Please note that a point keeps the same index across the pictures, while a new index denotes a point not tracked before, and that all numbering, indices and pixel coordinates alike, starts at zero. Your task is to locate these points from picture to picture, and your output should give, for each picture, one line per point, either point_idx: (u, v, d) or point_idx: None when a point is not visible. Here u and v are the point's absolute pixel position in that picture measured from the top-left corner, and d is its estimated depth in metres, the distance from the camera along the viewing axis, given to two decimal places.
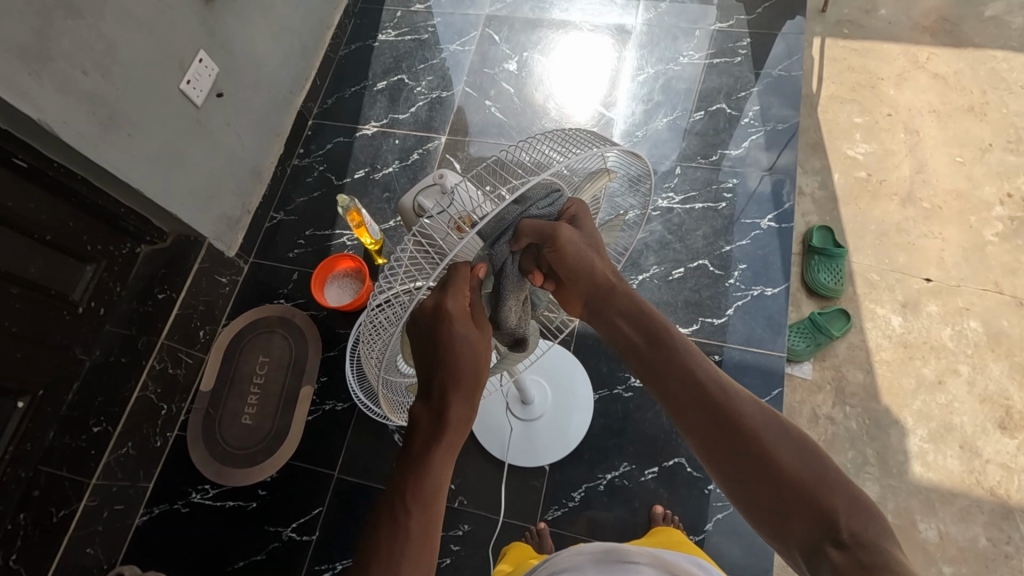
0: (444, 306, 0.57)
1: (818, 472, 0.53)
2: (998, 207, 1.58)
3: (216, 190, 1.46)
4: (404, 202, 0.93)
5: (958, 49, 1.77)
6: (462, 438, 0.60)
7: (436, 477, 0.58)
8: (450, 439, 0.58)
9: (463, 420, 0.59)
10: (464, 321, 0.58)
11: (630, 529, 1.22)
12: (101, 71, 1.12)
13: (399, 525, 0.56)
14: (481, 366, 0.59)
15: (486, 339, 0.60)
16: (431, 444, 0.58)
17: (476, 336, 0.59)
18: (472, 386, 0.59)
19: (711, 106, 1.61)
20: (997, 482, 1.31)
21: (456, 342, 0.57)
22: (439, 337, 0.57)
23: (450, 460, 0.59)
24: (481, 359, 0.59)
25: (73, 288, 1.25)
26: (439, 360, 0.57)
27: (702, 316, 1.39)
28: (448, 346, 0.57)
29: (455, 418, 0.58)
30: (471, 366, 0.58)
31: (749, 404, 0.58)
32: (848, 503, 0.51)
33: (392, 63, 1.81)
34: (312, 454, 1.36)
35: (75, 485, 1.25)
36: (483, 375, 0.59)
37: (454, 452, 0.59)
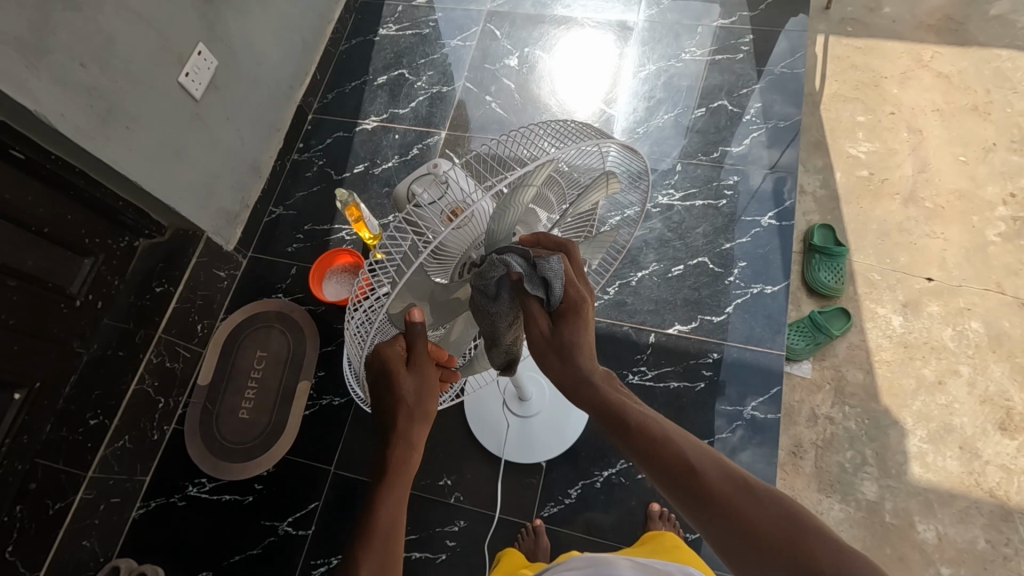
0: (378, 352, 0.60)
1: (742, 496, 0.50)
2: (1001, 208, 1.57)
3: (214, 184, 1.46)
4: (399, 190, 0.97)
5: (962, 48, 1.75)
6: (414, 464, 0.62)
7: (388, 508, 0.59)
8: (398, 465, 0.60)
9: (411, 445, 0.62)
10: (397, 362, 0.61)
11: (626, 527, 1.21)
12: (98, 64, 1.11)
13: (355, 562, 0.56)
14: (419, 399, 0.62)
15: (425, 376, 0.62)
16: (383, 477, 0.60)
17: (410, 378, 0.61)
18: (412, 415, 0.62)
19: (713, 104, 1.60)
20: (996, 483, 1.31)
21: (390, 381, 0.61)
22: (376, 379, 0.62)
23: (401, 492, 0.60)
24: (418, 393, 0.61)
25: (71, 282, 1.25)
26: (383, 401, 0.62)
27: (702, 314, 1.38)
28: (385, 385, 0.61)
29: (398, 451, 0.61)
30: (411, 399, 0.61)
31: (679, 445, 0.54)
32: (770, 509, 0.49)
33: (393, 58, 1.80)
34: (308, 450, 1.36)
35: (70, 479, 1.25)
36: (428, 404, 0.63)
37: (406, 481, 0.61)
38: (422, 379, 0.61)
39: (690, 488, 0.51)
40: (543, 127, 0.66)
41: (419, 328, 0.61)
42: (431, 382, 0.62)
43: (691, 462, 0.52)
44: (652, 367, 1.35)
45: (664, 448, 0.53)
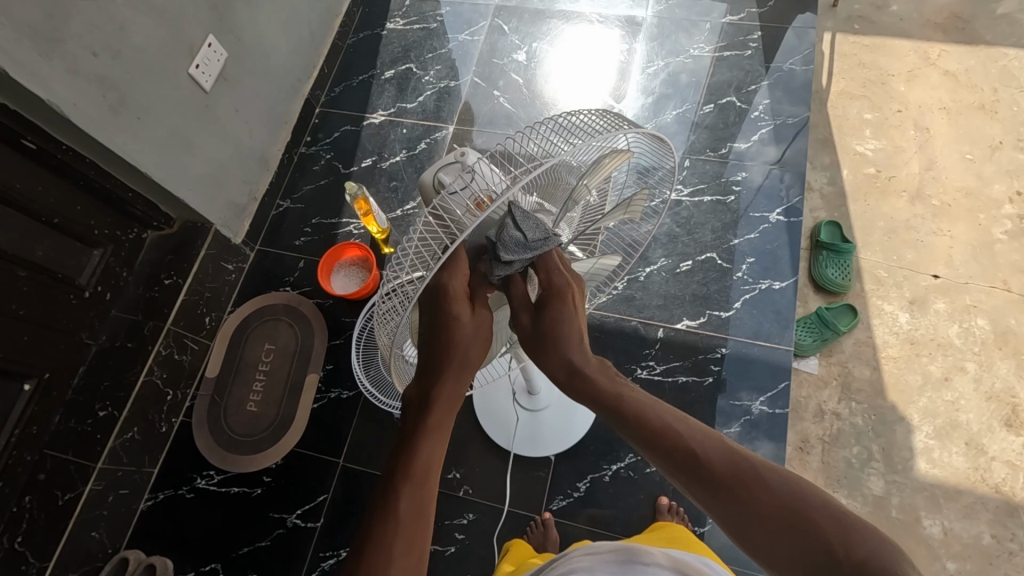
0: (445, 286, 0.60)
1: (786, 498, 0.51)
2: (1007, 206, 1.57)
3: (223, 177, 1.46)
4: (424, 180, 0.87)
5: (969, 46, 1.76)
6: (452, 418, 0.61)
7: (426, 456, 0.57)
8: (438, 415, 0.59)
9: (454, 395, 0.61)
10: (461, 300, 0.61)
11: (634, 520, 1.22)
12: (110, 53, 1.11)
13: (389, 508, 0.55)
14: (474, 346, 0.62)
15: (483, 324, 0.63)
16: (421, 418, 0.60)
17: (469, 318, 0.61)
18: (464, 362, 0.61)
19: (721, 100, 1.61)
20: (1002, 479, 1.31)
21: (453, 321, 0.60)
22: (436, 316, 0.61)
23: (439, 440, 0.59)
24: (473, 341, 0.61)
25: (80, 273, 1.24)
26: (437, 340, 0.61)
27: (709, 309, 1.39)
28: (444, 322, 0.60)
29: (443, 398, 0.60)
30: (466, 345, 0.61)
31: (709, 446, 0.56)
32: (834, 522, 0.49)
33: (401, 52, 1.80)
34: (317, 442, 1.36)
35: (80, 470, 1.25)
36: (477, 354, 0.62)
37: (446, 428, 0.60)
38: (480, 325, 0.62)
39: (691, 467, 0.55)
40: (561, 120, 0.63)
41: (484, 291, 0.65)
42: (486, 328, 0.63)
43: (693, 445, 0.56)
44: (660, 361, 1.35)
45: (664, 433, 0.58)
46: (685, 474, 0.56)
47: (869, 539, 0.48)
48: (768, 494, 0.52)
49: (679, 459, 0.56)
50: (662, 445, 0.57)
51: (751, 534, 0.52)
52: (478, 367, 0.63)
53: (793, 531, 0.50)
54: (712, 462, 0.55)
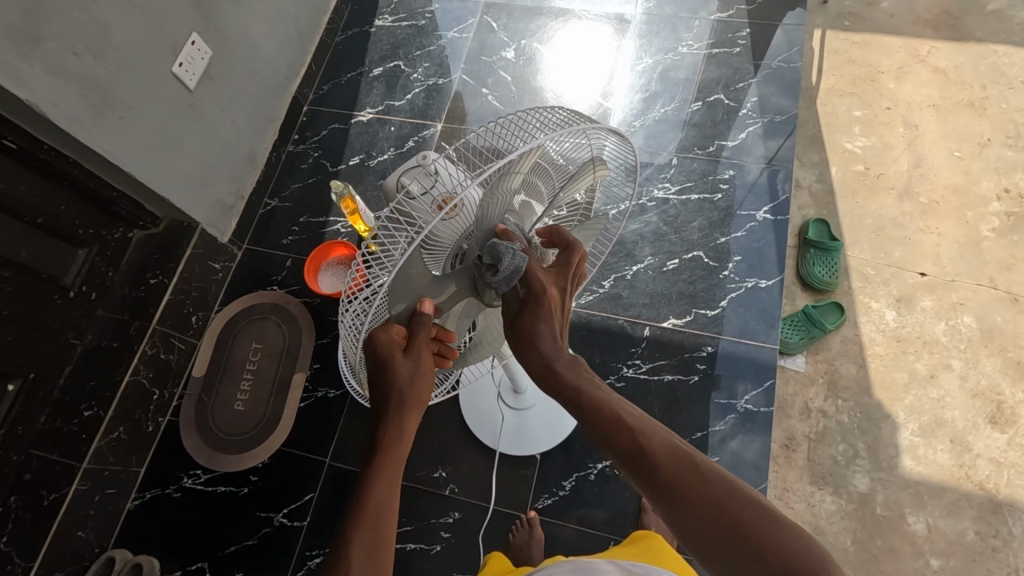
0: (375, 333, 0.61)
1: (724, 492, 0.52)
2: (994, 203, 1.58)
3: (209, 176, 1.45)
4: (390, 183, 1.00)
5: (959, 43, 1.76)
6: (402, 461, 0.61)
7: (375, 501, 0.58)
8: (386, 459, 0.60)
9: (397, 439, 0.61)
10: (392, 346, 0.61)
11: (618, 518, 1.22)
12: (93, 53, 1.10)
13: (339, 556, 0.55)
14: (413, 388, 0.62)
15: (423, 364, 0.62)
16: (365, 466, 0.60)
17: (407, 364, 0.61)
18: (404, 401, 0.61)
19: (710, 97, 1.60)
20: (987, 476, 1.32)
21: (386, 365, 0.61)
22: (371, 363, 0.62)
23: (388, 483, 0.59)
24: (410, 382, 0.61)
25: (65, 273, 1.24)
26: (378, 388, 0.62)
27: (696, 308, 1.39)
28: (379, 370, 0.61)
29: (387, 446, 0.61)
30: (404, 383, 0.61)
31: (652, 433, 0.57)
32: (762, 518, 0.50)
33: (389, 49, 1.79)
34: (304, 441, 1.36)
35: (65, 470, 1.25)
36: (418, 392, 0.62)
37: (398, 472, 0.60)
38: (419, 368, 0.62)
39: (633, 458, 0.56)
40: (522, 113, 0.63)
41: (426, 318, 0.63)
42: (428, 369, 0.63)
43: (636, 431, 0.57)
44: (646, 360, 1.35)
45: (620, 428, 0.58)
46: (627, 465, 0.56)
47: (790, 536, 0.49)
48: (707, 489, 0.53)
49: (623, 450, 0.57)
50: (608, 433, 0.58)
51: (686, 534, 0.53)
52: (421, 406, 0.63)
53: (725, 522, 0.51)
54: (653, 452, 0.56)
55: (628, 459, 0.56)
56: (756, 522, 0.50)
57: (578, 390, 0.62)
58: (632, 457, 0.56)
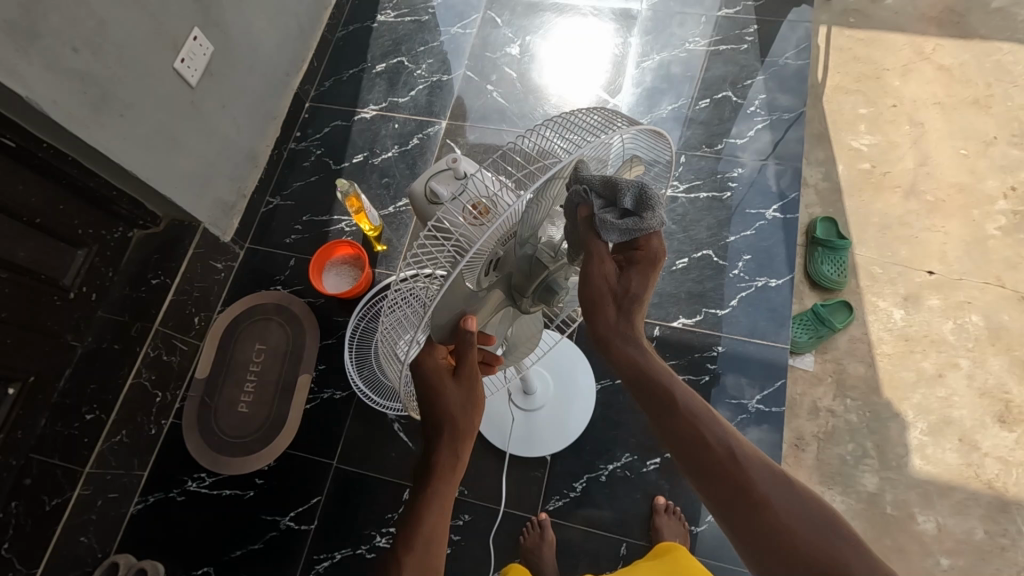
0: (420, 362, 0.62)
1: (818, 526, 0.53)
2: (1000, 201, 1.58)
3: (210, 174, 1.43)
4: (415, 189, 0.96)
5: (963, 41, 1.76)
6: (455, 486, 0.61)
7: (428, 525, 0.58)
8: (436, 484, 0.59)
9: (451, 466, 0.60)
10: (440, 372, 0.61)
11: (629, 520, 1.21)
12: (91, 49, 1.07)
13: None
14: (463, 412, 0.61)
15: (472, 390, 0.61)
16: (420, 491, 0.60)
17: (455, 389, 0.61)
18: (456, 430, 0.60)
19: (716, 95, 1.59)
20: (994, 475, 1.32)
21: (434, 393, 0.61)
22: (419, 391, 0.62)
23: (440, 507, 0.60)
24: (457, 409, 0.60)
25: (64, 274, 1.21)
26: (428, 414, 0.61)
27: (706, 307, 1.38)
28: (428, 396, 0.61)
29: (438, 470, 0.60)
30: (451, 411, 0.60)
31: (746, 456, 0.57)
32: (853, 557, 0.51)
33: (391, 45, 1.76)
34: (310, 443, 1.35)
35: (67, 475, 1.22)
36: (467, 419, 0.61)
37: (449, 497, 0.61)
38: (469, 390, 0.61)
39: (726, 474, 0.56)
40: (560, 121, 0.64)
41: (471, 335, 0.61)
42: (479, 392, 0.62)
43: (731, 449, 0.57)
44: None
45: (711, 439, 0.58)
46: (706, 473, 0.57)
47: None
48: (798, 520, 0.53)
49: (716, 464, 0.57)
50: (701, 445, 0.58)
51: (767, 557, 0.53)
52: (472, 432, 0.62)
53: (819, 554, 0.51)
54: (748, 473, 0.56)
55: (720, 473, 0.56)
56: (848, 557, 0.51)
57: (669, 389, 0.60)
58: (723, 474, 0.56)
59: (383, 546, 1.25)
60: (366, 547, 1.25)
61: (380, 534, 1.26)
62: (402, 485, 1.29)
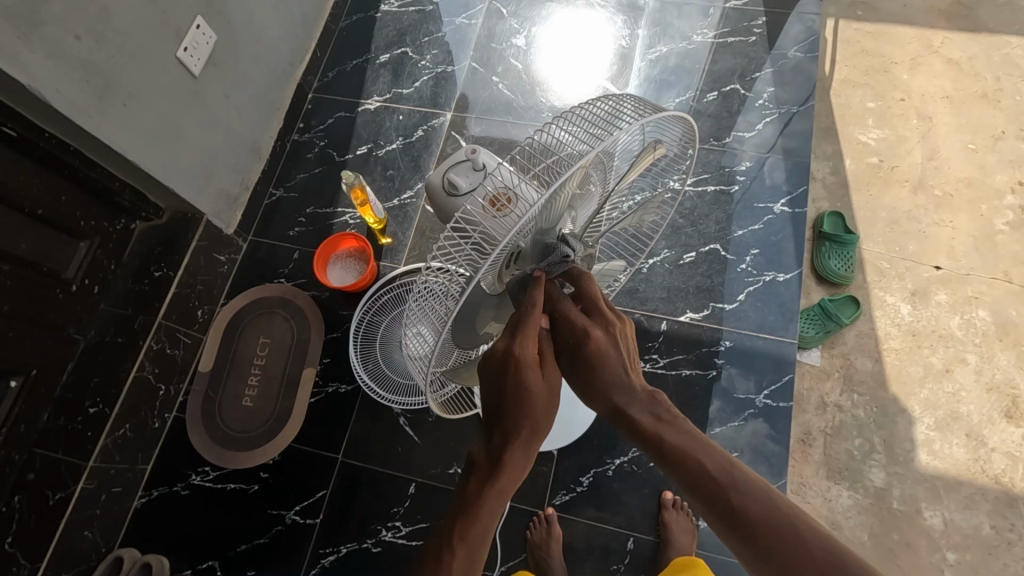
0: (514, 352, 0.63)
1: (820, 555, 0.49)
2: (1009, 196, 1.57)
3: (214, 166, 1.41)
4: (432, 180, 0.92)
5: (972, 34, 1.74)
6: (517, 484, 0.61)
7: (485, 521, 0.59)
8: (503, 478, 0.60)
9: (520, 464, 0.61)
10: (529, 363, 0.63)
11: (638, 514, 1.21)
12: (94, 36, 1.05)
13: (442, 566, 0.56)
14: (545, 414, 0.62)
15: (553, 390, 0.64)
16: (488, 486, 0.60)
17: (539, 383, 0.63)
18: (534, 436, 0.62)
19: (725, 88, 1.58)
20: (1001, 470, 1.32)
21: (521, 387, 0.62)
22: (503, 380, 0.63)
23: (500, 506, 0.60)
24: (541, 407, 0.62)
25: (66, 267, 1.20)
26: (505, 407, 0.62)
27: (713, 302, 1.37)
28: (512, 385, 0.62)
29: (510, 466, 0.60)
30: (534, 412, 0.61)
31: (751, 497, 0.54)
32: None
33: (396, 36, 1.74)
34: (315, 437, 1.34)
35: (71, 469, 1.22)
36: (546, 424, 0.62)
37: (507, 493, 0.61)
38: (547, 391, 0.63)
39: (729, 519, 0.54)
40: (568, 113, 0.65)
41: (546, 337, 0.69)
42: (554, 395, 0.63)
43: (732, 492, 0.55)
44: (663, 355, 1.33)
45: (708, 482, 0.56)
46: (704, 499, 0.56)
47: None
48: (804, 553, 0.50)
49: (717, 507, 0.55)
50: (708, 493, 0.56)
51: None
52: (546, 434, 0.63)
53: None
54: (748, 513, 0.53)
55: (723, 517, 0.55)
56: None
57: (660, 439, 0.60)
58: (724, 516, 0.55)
59: (388, 540, 1.24)
60: (371, 541, 1.25)
61: (386, 528, 1.25)
62: (407, 479, 1.28)
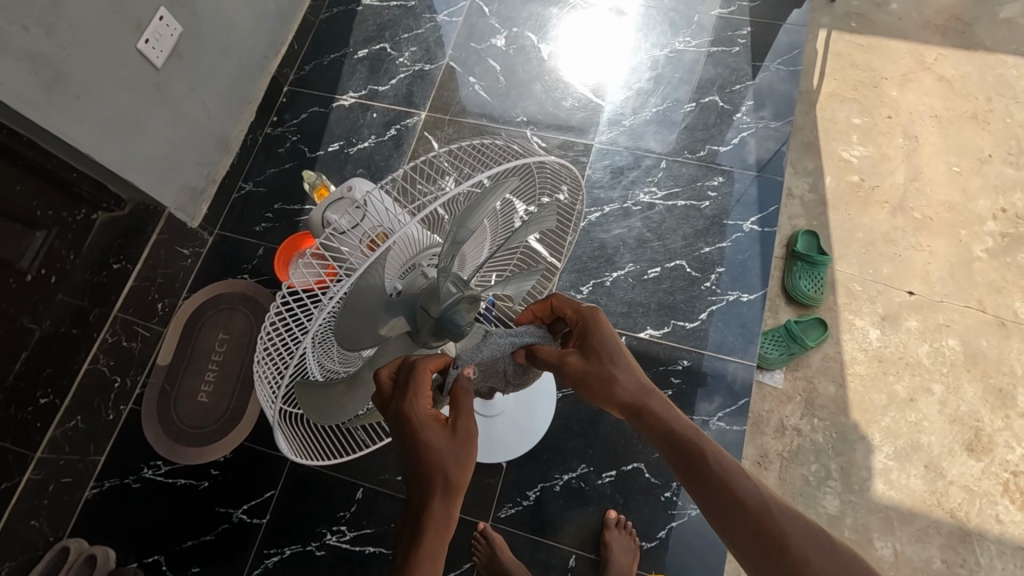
0: (407, 414, 0.63)
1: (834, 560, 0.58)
2: (990, 222, 1.53)
3: (177, 158, 1.39)
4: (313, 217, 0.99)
5: (967, 51, 1.69)
6: (445, 547, 0.60)
7: None
8: (424, 544, 0.58)
9: (445, 521, 0.60)
10: (427, 422, 0.63)
11: (583, 532, 1.20)
12: (44, 28, 1.04)
13: None
14: (456, 463, 0.61)
15: (462, 441, 0.63)
16: (413, 549, 0.59)
17: (443, 440, 0.62)
18: (449, 485, 0.60)
19: (704, 98, 1.54)
20: (958, 504, 1.30)
21: (423, 446, 0.62)
22: (407, 442, 0.63)
23: (433, 571, 0.58)
24: (451, 461, 0.61)
25: (20, 256, 1.19)
26: (418, 466, 0.62)
27: (674, 319, 1.35)
28: (416, 449, 0.62)
29: (432, 526, 0.59)
30: (444, 466, 0.61)
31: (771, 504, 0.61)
32: None
33: (376, 31, 1.71)
34: (267, 437, 1.33)
35: (18, 459, 1.22)
36: (462, 474, 0.61)
37: (438, 557, 0.59)
38: (455, 446, 0.62)
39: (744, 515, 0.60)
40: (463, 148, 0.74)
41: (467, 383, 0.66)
42: (466, 450, 0.62)
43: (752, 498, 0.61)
44: None
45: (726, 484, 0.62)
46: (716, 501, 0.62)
47: None
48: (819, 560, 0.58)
49: (738, 510, 0.61)
50: (723, 496, 0.61)
51: None
52: (464, 488, 0.61)
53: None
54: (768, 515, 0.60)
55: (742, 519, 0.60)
56: None
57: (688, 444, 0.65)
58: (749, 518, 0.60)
59: (332, 544, 1.25)
60: (316, 544, 1.25)
61: (331, 532, 1.25)
62: (355, 484, 1.28)
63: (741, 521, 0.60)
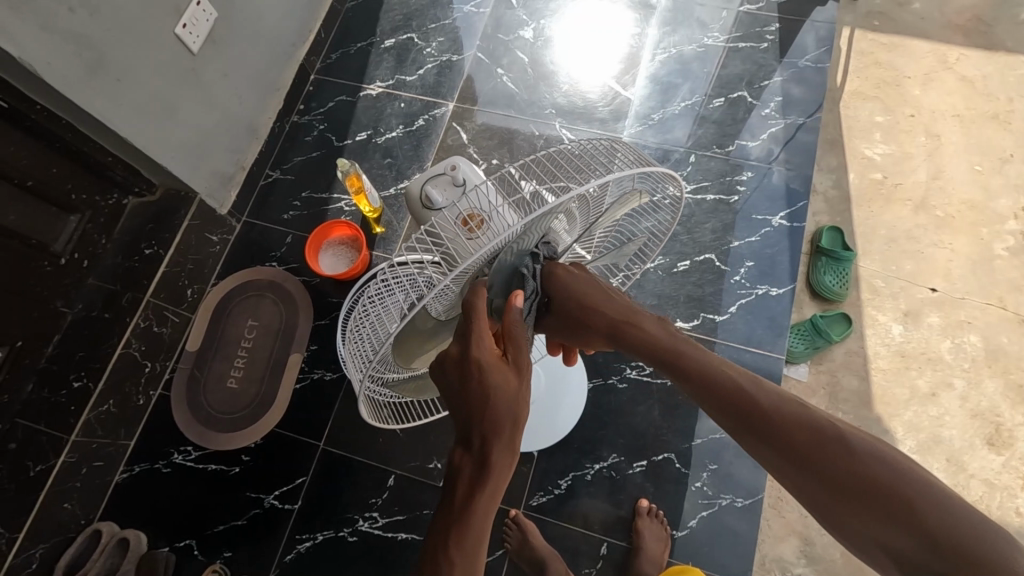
0: (473, 357, 0.59)
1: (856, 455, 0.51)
2: (1011, 221, 1.55)
3: (209, 144, 1.39)
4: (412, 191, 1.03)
5: (989, 51, 1.71)
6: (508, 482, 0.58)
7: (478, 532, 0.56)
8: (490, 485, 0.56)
9: (506, 464, 0.57)
10: (492, 365, 0.59)
11: (614, 520, 1.22)
12: (88, 9, 1.03)
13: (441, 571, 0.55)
14: (516, 408, 0.58)
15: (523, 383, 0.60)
16: (473, 496, 0.56)
17: (508, 383, 0.59)
18: (513, 430, 0.57)
19: (732, 94, 1.55)
20: (979, 497, 1.33)
21: (489, 392, 0.58)
22: (471, 386, 0.58)
23: (493, 508, 0.57)
24: (516, 405, 0.58)
25: (55, 239, 1.19)
26: (479, 411, 0.57)
27: (704, 312, 1.36)
28: (483, 394, 0.58)
29: (494, 471, 0.56)
30: (508, 412, 0.57)
31: (765, 394, 0.59)
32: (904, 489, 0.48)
33: (402, 20, 1.71)
34: (298, 423, 1.34)
35: (51, 442, 1.22)
36: (522, 415, 0.58)
37: (498, 493, 0.57)
38: (517, 388, 0.59)
39: (742, 411, 0.59)
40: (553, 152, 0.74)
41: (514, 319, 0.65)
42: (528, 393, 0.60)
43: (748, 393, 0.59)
44: None
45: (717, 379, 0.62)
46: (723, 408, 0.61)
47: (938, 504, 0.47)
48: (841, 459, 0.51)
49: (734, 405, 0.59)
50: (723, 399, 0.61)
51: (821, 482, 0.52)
52: (524, 426, 0.58)
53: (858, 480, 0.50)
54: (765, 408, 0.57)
55: (741, 419, 0.59)
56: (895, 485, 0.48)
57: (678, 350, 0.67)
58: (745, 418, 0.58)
59: (365, 531, 1.26)
60: (348, 531, 1.26)
61: (363, 519, 1.26)
62: (387, 471, 1.29)
63: (742, 422, 0.58)
